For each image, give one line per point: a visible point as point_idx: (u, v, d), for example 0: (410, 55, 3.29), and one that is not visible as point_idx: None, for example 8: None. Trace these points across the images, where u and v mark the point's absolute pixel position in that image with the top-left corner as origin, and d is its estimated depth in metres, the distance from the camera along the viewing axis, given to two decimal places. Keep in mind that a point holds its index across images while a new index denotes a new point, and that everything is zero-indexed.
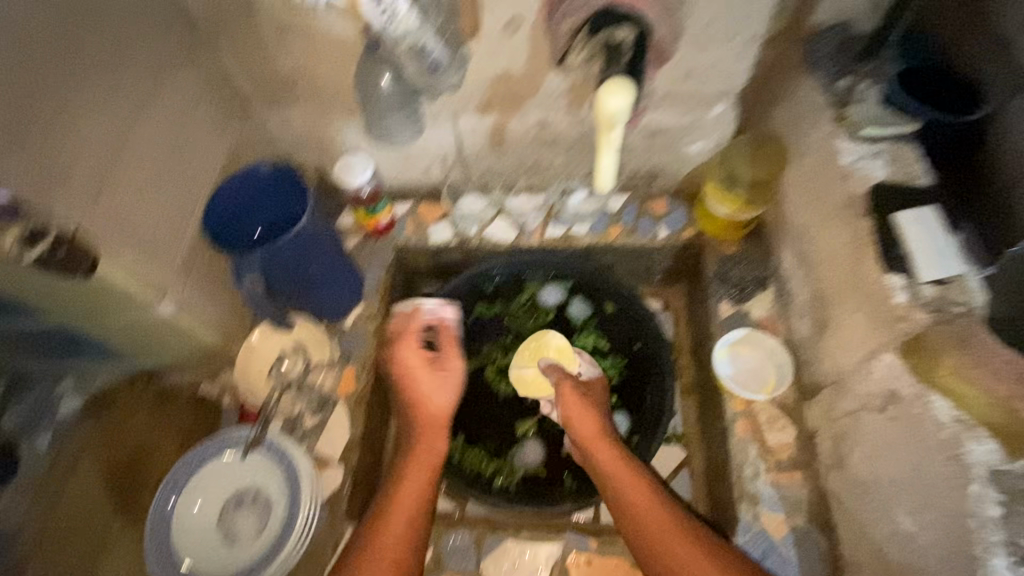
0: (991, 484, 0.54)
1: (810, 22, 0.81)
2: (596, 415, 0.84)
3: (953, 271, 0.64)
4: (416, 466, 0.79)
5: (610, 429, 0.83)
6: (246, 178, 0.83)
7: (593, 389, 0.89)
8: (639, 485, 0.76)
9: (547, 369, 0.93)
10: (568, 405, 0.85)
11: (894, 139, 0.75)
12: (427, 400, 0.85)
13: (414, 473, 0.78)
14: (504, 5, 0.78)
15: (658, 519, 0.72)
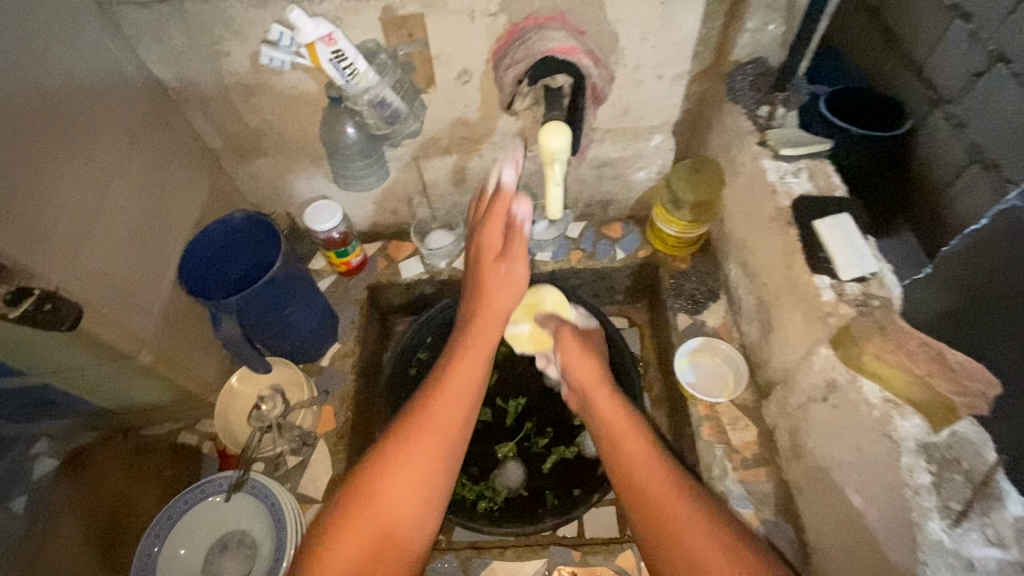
0: (919, 455, 0.61)
1: (730, 59, 0.90)
2: (597, 362, 0.84)
3: (869, 269, 0.71)
4: (464, 379, 0.71)
5: (609, 375, 0.82)
6: (220, 228, 0.87)
7: (591, 340, 0.91)
8: (634, 432, 0.73)
9: (545, 321, 0.92)
10: (566, 351, 0.85)
11: (810, 157, 0.84)
12: (492, 297, 0.75)
13: (460, 387, 0.71)
14: (454, 59, 0.85)
15: (653, 464, 0.69)
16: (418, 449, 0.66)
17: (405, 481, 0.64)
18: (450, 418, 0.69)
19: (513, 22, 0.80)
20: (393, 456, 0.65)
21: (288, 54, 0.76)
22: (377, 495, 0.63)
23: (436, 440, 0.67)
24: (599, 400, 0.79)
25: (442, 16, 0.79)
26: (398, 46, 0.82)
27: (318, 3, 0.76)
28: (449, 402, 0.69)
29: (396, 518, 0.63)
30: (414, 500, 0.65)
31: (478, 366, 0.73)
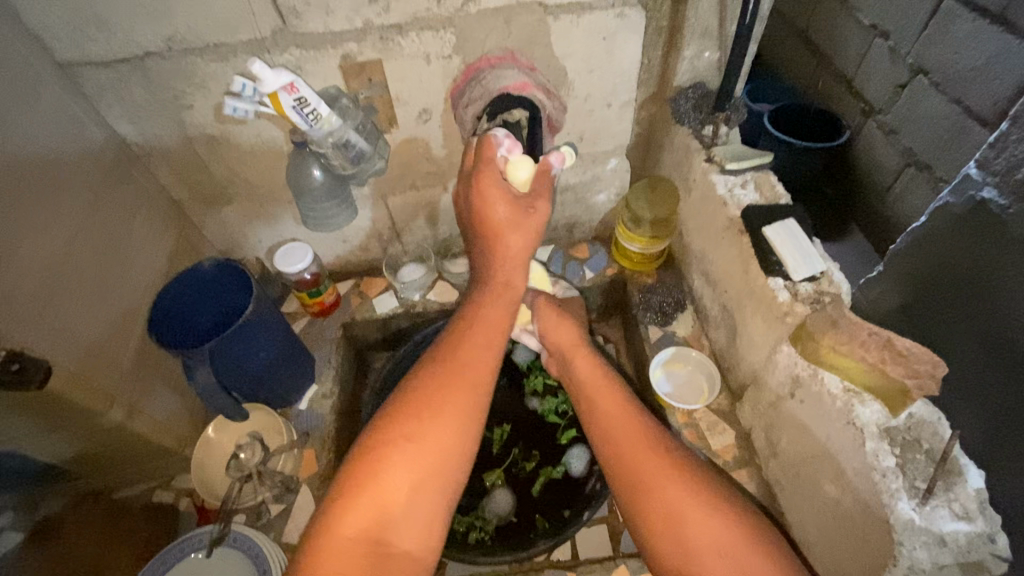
0: (883, 438, 0.64)
1: (672, 85, 0.97)
2: (575, 330, 0.87)
3: (818, 268, 0.76)
4: (486, 331, 0.68)
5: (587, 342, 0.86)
6: (189, 277, 0.87)
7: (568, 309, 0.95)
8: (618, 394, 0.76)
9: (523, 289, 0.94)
10: (545, 321, 0.88)
11: (756, 169, 0.90)
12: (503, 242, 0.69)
13: (485, 341, 0.67)
14: (414, 99, 0.89)
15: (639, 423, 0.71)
16: (447, 401, 0.62)
17: (431, 435, 0.60)
18: (478, 371, 0.65)
19: (467, 64, 0.85)
20: (420, 406, 0.61)
21: (252, 103, 0.78)
22: (400, 449, 0.59)
23: (465, 391, 0.63)
24: (579, 365, 0.82)
25: (399, 60, 0.83)
26: (359, 89, 0.85)
27: (279, 54, 0.79)
28: (476, 354, 0.66)
29: (420, 475, 0.59)
30: (440, 456, 0.60)
31: (501, 322, 0.70)
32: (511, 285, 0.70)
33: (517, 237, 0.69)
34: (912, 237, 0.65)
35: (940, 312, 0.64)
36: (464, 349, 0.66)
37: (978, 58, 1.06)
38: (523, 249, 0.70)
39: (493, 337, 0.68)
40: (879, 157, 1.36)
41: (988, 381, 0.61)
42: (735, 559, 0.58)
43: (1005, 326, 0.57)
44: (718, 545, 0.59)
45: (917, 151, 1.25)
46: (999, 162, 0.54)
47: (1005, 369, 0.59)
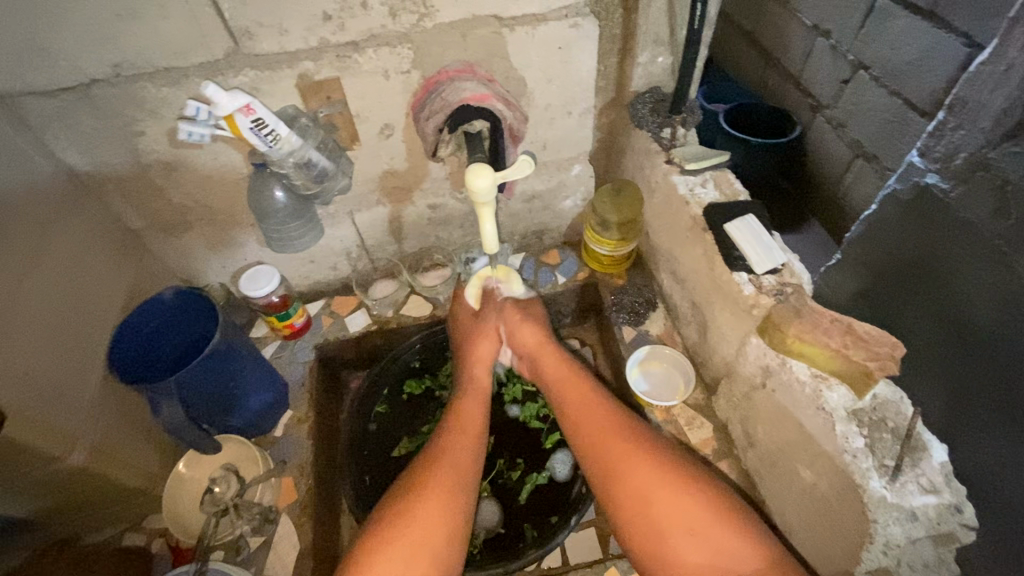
0: (850, 421, 0.68)
1: (629, 91, 1.00)
2: (540, 330, 0.95)
3: (779, 260, 0.79)
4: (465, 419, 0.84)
5: (554, 339, 0.95)
6: (149, 309, 0.84)
7: (533, 309, 0.99)
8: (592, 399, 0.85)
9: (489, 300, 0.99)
10: (511, 324, 0.95)
11: (714, 168, 0.93)
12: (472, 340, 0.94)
13: (466, 437, 0.81)
14: (375, 115, 0.88)
15: (611, 423, 0.80)
16: (432, 495, 0.73)
17: (422, 522, 0.70)
18: (459, 463, 0.77)
19: (427, 77, 0.85)
20: (408, 500, 0.73)
21: (207, 127, 0.76)
22: (395, 540, 0.68)
23: (449, 483, 0.75)
24: (548, 364, 0.92)
25: (358, 77, 0.83)
26: (318, 108, 0.84)
27: (233, 76, 0.78)
28: (456, 449, 0.79)
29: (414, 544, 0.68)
30: (433, 540, 0.69)
31: (478, 414, 0.85)
32: (480, 379, 0.91)
33: (481, 341, 0.94)
34: (864, 227, 0.69)
35: (898, 296, 0.67)
36: (446, 448, 0.79)
37: (913, 53, 1.12)
38: (484, 354, 0.94)
39: (473, 434, 0.82)
40: (830, 150, 1.42)
41: (949, 360, 0.62)
42: (708, 535, 0.67)
43: (956, 304, 0.59)
44: (691, 525, 0.68)
45: (864, 142, 1.31)
46: (938, 149, 0.58)
47: (960, 347, 0.60)
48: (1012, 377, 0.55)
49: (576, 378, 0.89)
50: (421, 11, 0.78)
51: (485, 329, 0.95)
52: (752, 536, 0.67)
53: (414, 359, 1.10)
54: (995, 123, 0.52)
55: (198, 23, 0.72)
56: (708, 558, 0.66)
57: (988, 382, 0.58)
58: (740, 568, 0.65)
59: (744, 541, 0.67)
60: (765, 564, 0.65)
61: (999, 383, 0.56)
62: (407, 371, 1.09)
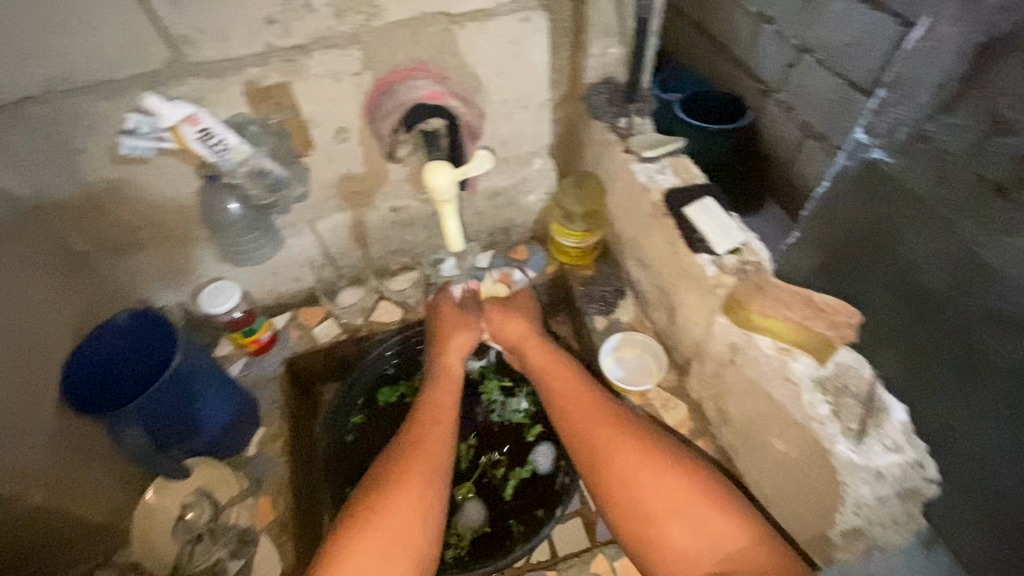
0: (816, 389, 0.69)
1: (583, 83, 1.00)
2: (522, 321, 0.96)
3: (738, 240, 0.81)
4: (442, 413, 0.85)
5: (536, 330, 0.96)
6: (102, 335, 0.81)
7: (518, 301, 1.01)
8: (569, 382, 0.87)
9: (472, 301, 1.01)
10: (493, 319, 0.97)
11: (672, 155, 0.95)
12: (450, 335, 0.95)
13: (439, 429, 0.82)
14: (329, 120, 0.86)
15: (590, 406, 0.82)
16: (405, 488, 0.74)
17: (397, 516, 0.71)
18: (432, 456, 0.78)
19: (379, 77, 0.83)
20: (382, 493, 0.73)
21: (151, 140, 0.74)
22: (371, 532, 0.69)
23: (423, 476, 0.75)
24: (529, 353, 0.93)
25: (308, 81, 0.81)
26: (269, 114, 0.82)
27: (175, 86, 0.75)
28: (431, 442, 0.80)
29: (389, 535, 0.69)
30: (408, 533, 0.70)
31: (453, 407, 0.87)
32: (452, 369, 0.91)
33: (456, 334, 0.95)
34: (818, 205, 0.82)
35: (842, 262, 0.79)
36: (419, 440, 0.80)
37: (852, 34, 1.17)
38: (459, 346, 0.94)
39: (446, 427, 0.83)
40: (781, 132, 1.47)
41: (897, 319, 0.74)
42: (687, 513, 0.69)
43: (911, 273, 0.71)
44: (671, 504, 0.70)
45: (812, 123, 1.36)
46: (882, 127, 0.74)
47: (898, 299, 0.74)
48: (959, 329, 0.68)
49: (555, 364, 0.90)
50: (367, 11, 0.76)
51: (461, 323, 0.96)
52: (736, 515, 0.68)
53: (387, 365, 1.07)
54: (932, 98, 0.67)
55: (133, 34, 0.69)
56: (690, 536, 0.67)
57: (917, 325, 0.72)
58: (722, 547, 0.66)
59: (729, 521, 0.68)
60: (748, 543, 0.66)
61: (928, 326, 0.71)
62: (381, 378, 1.07)
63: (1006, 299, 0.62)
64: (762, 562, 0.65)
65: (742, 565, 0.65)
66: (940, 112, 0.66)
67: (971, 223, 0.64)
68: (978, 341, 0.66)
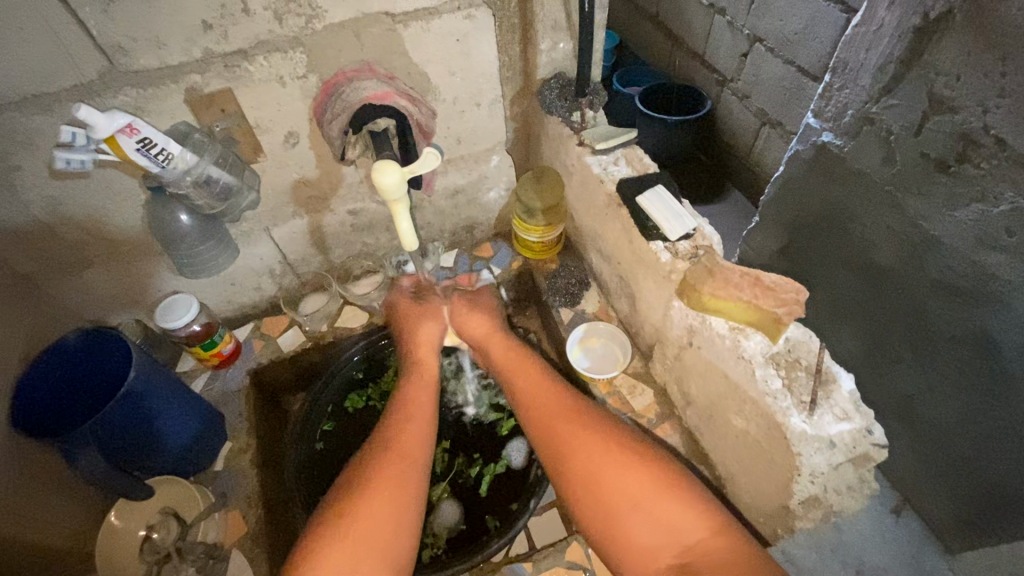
0: (769, 364, 0.71)
1: (535, 79, 1.01)
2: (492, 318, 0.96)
3: (689, 225, 0.83)
4: (413, 411, 0.83)
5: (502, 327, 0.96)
6: (51, 357, 0.78)
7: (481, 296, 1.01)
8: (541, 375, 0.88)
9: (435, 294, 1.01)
10: (457, 312, 0.96)
11: (625, 145, 0.96)
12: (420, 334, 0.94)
13: (414, 427, 0.81)
14: (277, 124, 0.85)
15: (558, 401, 0.82)
16: (379, 485, 0.73)
17: (370, 516, 0.69)
18: (407, 452, 0.77)
19: (325, 80, 0.83)
20: (354, 497, 0.71)
21: (87, 152, 0.72)
22: (345, 536, 0.67)
23: (398, 473, 0.74)
24: (494, 350, 0.93)
25: (251, 87, 0.80)
26: (213, 123, 0.81)
27: (111, 96, 0.73)
28: (405, 439, 0.79)
29: (363, 537, 0.67)
30: (381, 533, 0.69)
31: (425, 406, 0.85)
32: (426, 365, 0.90)
33: (425, 330, 0.94)
34: (782, 186, 1.07)
35: (808, 237, 1.05)
36: (393, 438, 0.79)
37: (799, 23, 1.21)
38: (429, 341, 0.93)
39: (422, 425, 0.82)
40: (739, 121, 1.51)
41: (855, 292, 0.98)
42: (653, 504, 0.69)
43: (866, 254, 0.93)
44: (638, 497, 0.70)
45: (768, 110, 1.39)
46: (830, 110, 0.95)
47: (852, 265, 0.97)
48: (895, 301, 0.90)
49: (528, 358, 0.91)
50: (308, 13, 0.76)
51: (428, 317, 0.96)
52: (698, 506, 0.69)
53: (355, 371, 1.07)
54: (873, 79, 0.86)
55: (62, 45, 0.67)
56: (655, 527, 0.68)
57: (869, 287, 0.95)
58: (684, 538, 0.66)
59: (690, 511, 0.68)
60: (708, 534, 0.66)
61: (886, 285, 0.91)
62: (348, 383, 1.06)
63: (952, 263, 0.79)
64: (723, 552, 0.64)
65: (702, 556, 0.64)
66: (883, 94, 0.85)
67: (919, 201, 0.82)
68: (929, 303, 0.83)
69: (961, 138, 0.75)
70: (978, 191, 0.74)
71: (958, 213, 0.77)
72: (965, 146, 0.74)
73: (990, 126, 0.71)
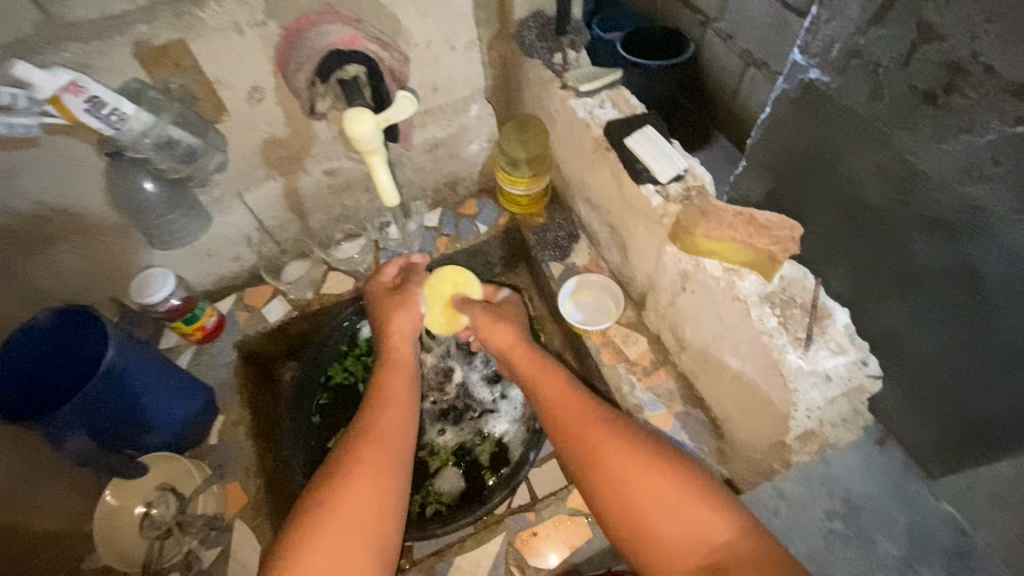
0: (764, 303, 0.69)
1: (513, 19, 0.95)
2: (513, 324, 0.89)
3: (680, 166, 0.80)
4: (395, 395, 0.78)
5: (525, 338, 0.87)
6: (21, 338, 0.74)
7: (507, 308, 0.93)
8: (550, 375, 0.81)
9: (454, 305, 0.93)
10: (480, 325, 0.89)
11: (611, 87, 0.92)
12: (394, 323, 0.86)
13: (392, 413, 0.75)
14: (239, 78, 0.79)
15: (562, 393, 0.78)
16: (359, 479, 0.68)
17: (350, 507, 0.65)
18: (385, 441, 0.72)
19: (286, 26, 0.77)
20: (335, 485, 0.67)
21: (30, 116, 0.66)
22: (325, 527, 0.63)
23: (377, 461, 0.70)
24: (518, 365, 0.84)
25: (205, 36, 0.73)
26: (168, 79, 0.75)
27: (53, 54, 0.67)
28: (382, 427, 0.73)
29: (346, 528, 0.64)
30: (362, 522, 0.65)
31: (404, 391, 0.79)
32: (397, 352, 0.84)
33: (400, 320, 0.86)
34: (770, 124, 0.95)
35: (788, 187, 0.95)
36: (371, 427, 0.73)
37: None
38: (407, 331, 0.86)
39: (401, 408, 0.76)
40: (723, 63, 1.45)
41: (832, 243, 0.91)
42: (677, 508, 0.66)
43: (852, 188, 0.83)
44: (664, 499, 0.67)
45: (752, 50, 1.34)
46: (817, 44, 0.83)
47: (839, 201, 0.87)
48: (882, 234, 0.83)
49: (537, 358, 0.84)
50: None
51: (401, 307, 0.87)
52: (718, 508, 0.66)
53: (340, 341, 1.05)
54: (862, 9, 0.75)
55: None
56: (684, 531, 0.65)
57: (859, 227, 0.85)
58: (711, 539, 0.64)
59: (715, 513, 0.66)
60: (733, 535, 0.64)
61: (872, 222, 0.83)
62: (333, 354, 1.04)
63: (939, 201, 0.72)
64: (747, 554, 0.63)
65: (730, 557, 0.63)
66: (871, 25, 0.74)
67: (907, 134, 0.73)
68: (916, 234, 0.77)
69: (949, 68, 0.66)
70: (965, 121, 0.66)
71: (946, 145, 0.69)
72: (953, 75, 0.66)
73: (979, 54, 0.63)
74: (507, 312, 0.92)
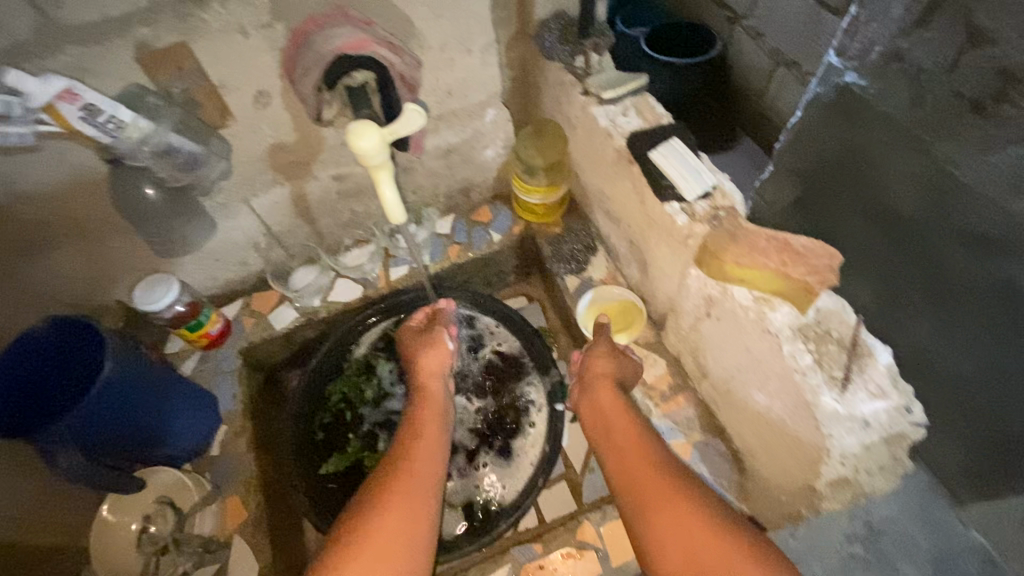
0: (797, 337, 0.64)
1: (534, 19, 0.89)
2: (613, 361, 0.83)
3: (708, 183, 0.75)
4: (426, 428, 0.77)
5: (618, 377, 0.82)
6: (17, 347, 0.72)
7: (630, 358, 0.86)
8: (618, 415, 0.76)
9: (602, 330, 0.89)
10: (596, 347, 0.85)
11: (635, 94, 0.87)
12: (426, 358, 0.85)
13: (424, 446, 0.74)
14: (244, 82, 0.76)
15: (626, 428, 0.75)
16: (392, 509, 0.65)
17: (383, 534, 0.62)
18: (419, 476, 0.69)
19: (293, 28, 0.73)
20: (366, 513, 0.64)
21: (26, 124, 0.63)
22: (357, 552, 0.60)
23: (406, 493, 0.67)
24: (601, 397, 0.79)
25: (208, 39, 0.70)
26: (169, 83, 0.72)
27: (51, 58, 0.64)
28: (416, 458, 0.72)
29: (380, 555, 0.61)
30: (392, 551, 0.61)
31: (437, 425, 0.78)
32: (429, 387, 0.83)
33: (430, 356, 0.85)
34: (793, 134, 0.78)
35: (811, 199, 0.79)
36: (403, 457, 0.72)
37: None
38: (437, 367, 0.85)
39: (433, 442, 0.75)
40: (751, 62, 1.38)
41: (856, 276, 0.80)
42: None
43: (878, 198, 0.70)
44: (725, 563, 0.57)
45: (783, 50, 1.27)
46: (855, 46, 0.69)
47: (874, 221, 0.72)
48: (912, 245, 0.69)
49: (609, 397, 0.79)
50: None
51: (431, 344, 0.87)
52: None
53: (344, 357, 1.01)
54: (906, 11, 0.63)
55: None
56: None
57: (898, 251, 0.71)
58: None
59: None
60: None
61: (909, 238, 0.69)
62: (336, 371, 1.00)
63: (981, 211, 0.60)
64: None
65: None
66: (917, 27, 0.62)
67: (948, 143, 0.62)
68: (950, 251, 0.65)
69: (999, 76, 0.56)
70: (1013, 131, 0.56)
71: (995, 156, 0.58)
72: (1004, 83, 0.55)
73: None
74: (613, 347, 0.85)
